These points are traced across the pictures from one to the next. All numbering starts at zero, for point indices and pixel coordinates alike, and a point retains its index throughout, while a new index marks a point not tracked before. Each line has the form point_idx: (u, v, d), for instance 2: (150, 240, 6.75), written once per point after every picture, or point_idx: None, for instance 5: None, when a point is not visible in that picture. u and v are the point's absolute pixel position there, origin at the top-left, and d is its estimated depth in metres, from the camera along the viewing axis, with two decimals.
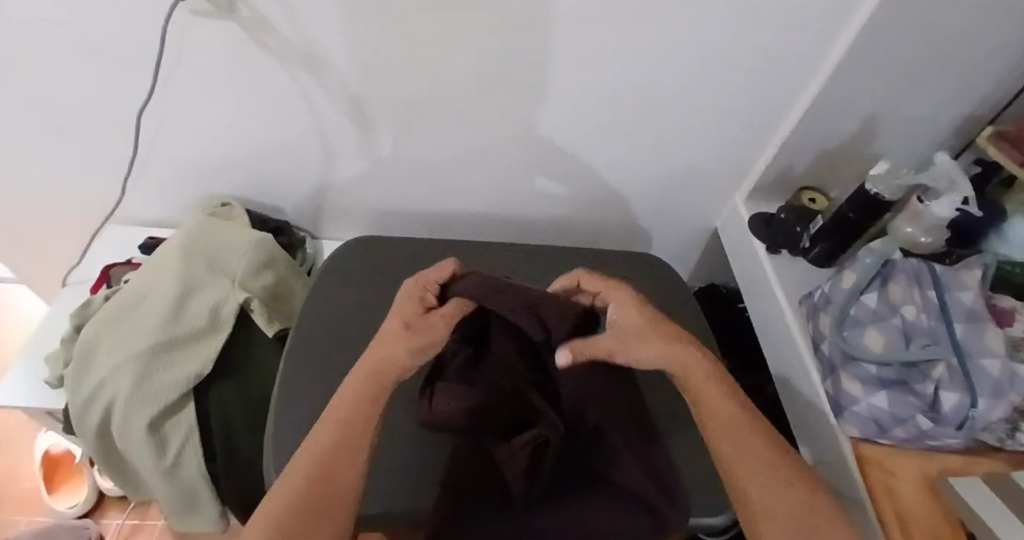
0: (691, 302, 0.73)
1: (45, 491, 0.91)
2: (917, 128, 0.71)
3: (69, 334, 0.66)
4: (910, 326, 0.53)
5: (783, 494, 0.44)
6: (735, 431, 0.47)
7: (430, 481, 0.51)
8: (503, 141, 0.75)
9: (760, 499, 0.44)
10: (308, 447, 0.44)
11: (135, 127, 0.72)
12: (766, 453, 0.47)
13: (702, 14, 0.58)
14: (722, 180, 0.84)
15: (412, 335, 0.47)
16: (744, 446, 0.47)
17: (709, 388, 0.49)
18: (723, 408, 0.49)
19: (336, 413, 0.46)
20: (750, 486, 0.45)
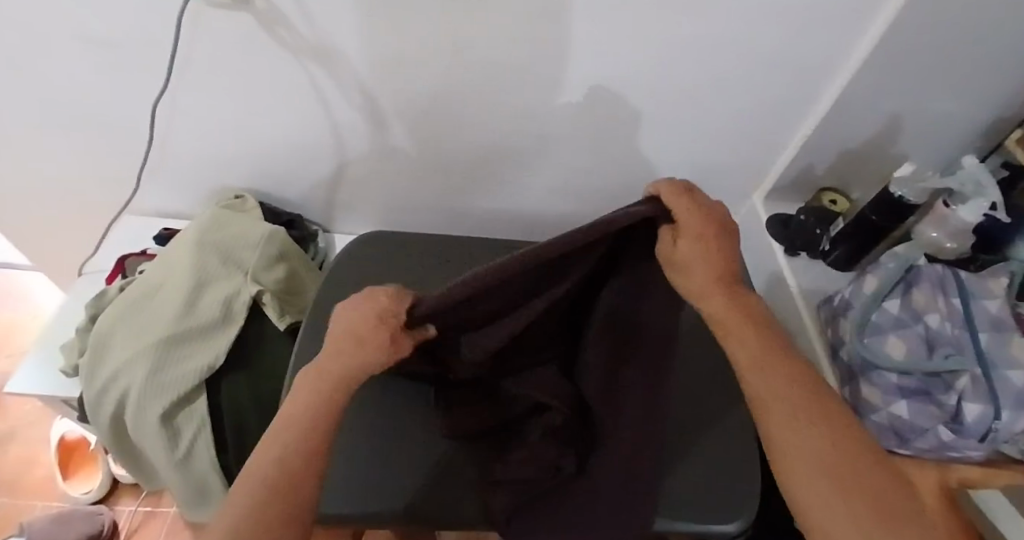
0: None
1: (61, 477, 0.93)
2: (942, 128, 0.69)
3: (86, 324, 0.66)
4: (933, 335, 0.52)
5: (811, 442, 0.38)
6: (774, 380, 0.42)
7: (471, 480, 0.52)
8: (516, 137, 0.75)
9: (793, 448, 0.38)
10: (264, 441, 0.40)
11: (150, 119, 0.72)
12: (804, 398, 0.41)
13: (723, 9, 0.57)
14: (739, 180, 0.82)
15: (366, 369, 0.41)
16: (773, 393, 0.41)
17: (738, 323, 0.44)
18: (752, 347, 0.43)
19: (292, 412, 0.41)
20: (789, 442, 0.39)
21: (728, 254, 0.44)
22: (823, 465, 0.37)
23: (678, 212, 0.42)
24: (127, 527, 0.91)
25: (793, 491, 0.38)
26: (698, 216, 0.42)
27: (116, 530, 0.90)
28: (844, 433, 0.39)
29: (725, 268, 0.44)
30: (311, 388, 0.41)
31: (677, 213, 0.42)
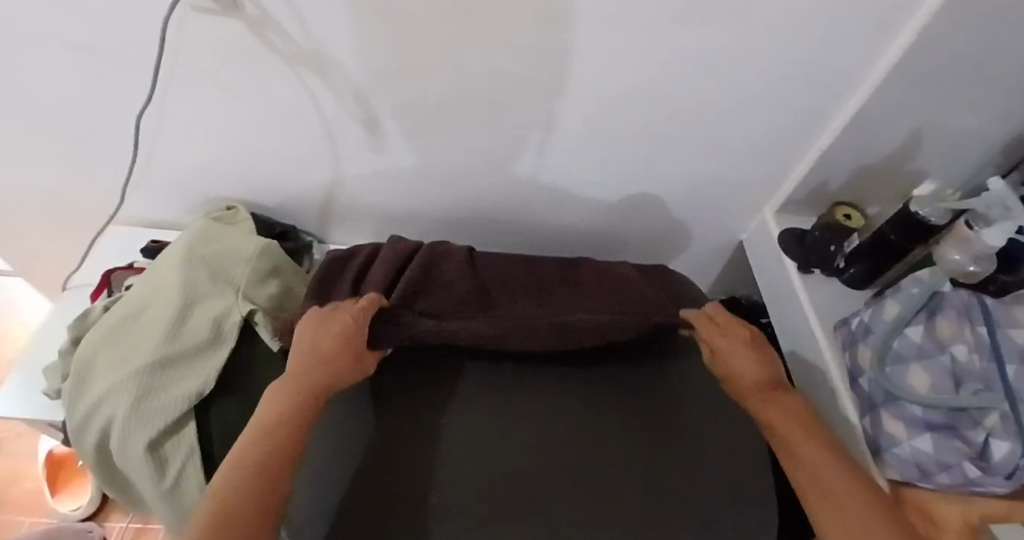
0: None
1: (49, 492, 0.90)
2: (964, 142, 0.67)
3: (68, 346, 0.63)
4: (961, 367, 0.49)
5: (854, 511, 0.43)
6: (816, 460, 0.48)
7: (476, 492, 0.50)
8: (520, 148, 0.72)
9: (829, 520, 0.43)
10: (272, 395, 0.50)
11: (135, 127, 0.69)
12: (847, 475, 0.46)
13: (746, 19, 0.53)
14: (751, 194, 0.80)
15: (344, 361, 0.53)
16: (821, 467, 0.47)
17: (777, 410, 0.53)
18: (789, 431, 0.51)
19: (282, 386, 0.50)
20: (828, 515, 0.43)
21: (772, 385, 0.57)
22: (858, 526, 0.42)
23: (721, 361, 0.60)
24: None
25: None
26: (734, 357, 0.59)
27: None
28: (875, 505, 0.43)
29: (759, 380, 0.57)
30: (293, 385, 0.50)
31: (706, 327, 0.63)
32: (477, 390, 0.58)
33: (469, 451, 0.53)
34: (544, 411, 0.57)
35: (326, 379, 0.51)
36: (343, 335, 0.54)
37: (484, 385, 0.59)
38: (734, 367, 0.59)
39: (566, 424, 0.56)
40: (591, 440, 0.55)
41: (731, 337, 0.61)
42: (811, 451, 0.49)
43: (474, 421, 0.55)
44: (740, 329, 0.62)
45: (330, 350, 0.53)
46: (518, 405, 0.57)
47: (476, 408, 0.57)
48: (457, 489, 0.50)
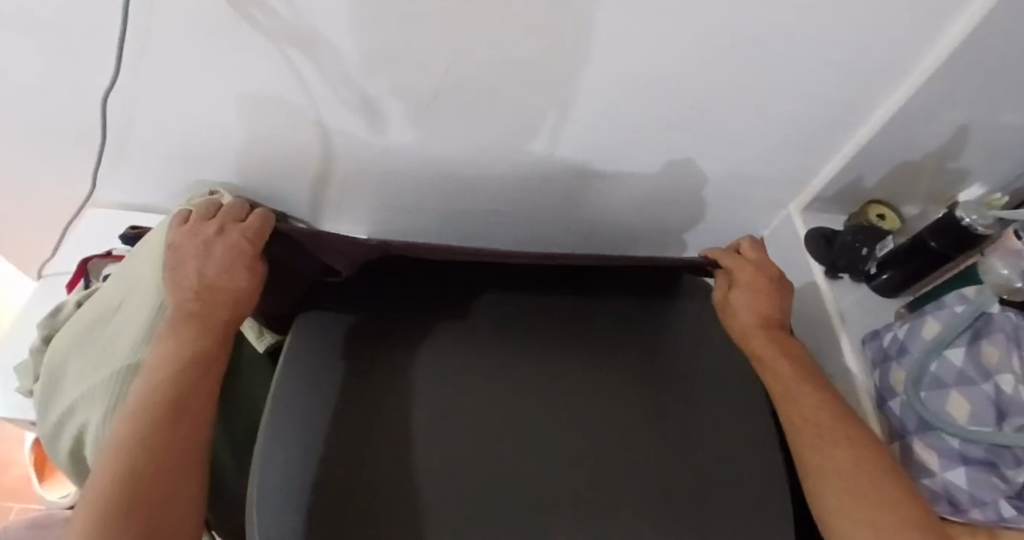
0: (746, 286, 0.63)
1: (37, 481, 0.88)
2: (1012, 142, 0.61)
3: (40, 345, 0.59)
4: (1006, 400, 0.45)
5: (849, 465, 0.45)
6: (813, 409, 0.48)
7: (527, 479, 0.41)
8: (527, 134, 0.66)
9: (824, 474, 0.45)
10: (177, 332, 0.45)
11: (102, 109, 0.62)
12: (841, 425, 0.47)
13: (784, 7, 0.47)
14: (775, 190, 0.74)
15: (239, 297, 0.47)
16: (814, 417, 0.48)
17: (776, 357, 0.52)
18: (798, 386, 0.50)
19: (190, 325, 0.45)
20: (828, 469, 0.45)
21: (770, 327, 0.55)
22: (855, 483, 0.43)
23: (740, 307, 0.55)
24: None
25: (822, 502, 0.44)
26: (748, 295, 0.56)
27: None
28: (867, 460, 0.45)
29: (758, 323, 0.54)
30: (192, 325, 0.45)
31: (730, 264, 0.58)
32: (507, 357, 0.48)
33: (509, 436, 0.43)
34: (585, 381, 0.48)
35: (223, 314, 0.46)
36: (229, 265, 0.47)
37: (526, 357, 0.48)
38: (739, 306, 0.55)
39: (604, 402, 0.47)
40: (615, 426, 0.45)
41: (754, 275, 0.57)
42: (809, 402, 0.49)
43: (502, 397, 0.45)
44: (768, 266, 0.58)
45: (220, 283, 0.47)
46: (544, 390, 0.46)
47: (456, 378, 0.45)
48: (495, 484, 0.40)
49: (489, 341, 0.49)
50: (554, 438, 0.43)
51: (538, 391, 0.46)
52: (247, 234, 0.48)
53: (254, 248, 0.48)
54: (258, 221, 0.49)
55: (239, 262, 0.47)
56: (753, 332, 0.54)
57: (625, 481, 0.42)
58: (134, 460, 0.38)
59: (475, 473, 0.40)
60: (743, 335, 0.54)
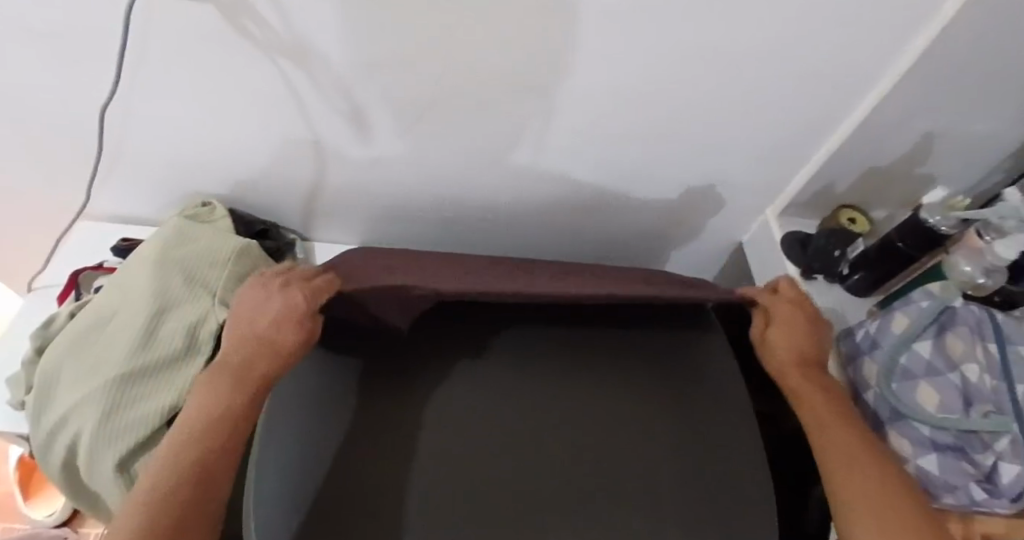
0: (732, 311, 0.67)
1: (20, 497, 0.86)
2: (973, 148, 0.65)
3: (32, 357, 0.59)
4: (971, 388, 0.48)
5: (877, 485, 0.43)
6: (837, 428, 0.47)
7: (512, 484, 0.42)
8: (515, 144, 0.68)
9: (852, 494, 0.43)
10: (213, 380, 0.44)
11: (99, 120, 0.63)
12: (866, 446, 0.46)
13: (785, 7, 0.48)
14: (754, 196, 0.77)
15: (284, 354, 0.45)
16: (839, 437, 0.47)
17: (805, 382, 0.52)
18: (825, 407, 0.49)
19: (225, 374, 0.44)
20: (857, 489, 0.43)
21: (807, 360, 0.54)
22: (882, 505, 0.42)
23: (780, 342, 0.54)
24: None
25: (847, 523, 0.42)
26: (787, 332, 0.55)
27: None
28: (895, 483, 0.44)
29: (795, 356, 0.53)
30: (231, 376, 0.44)
31: (768, 301, 0.57)
32: (502, 371, 0.50)
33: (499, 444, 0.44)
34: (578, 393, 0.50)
35: (264, 369, 0.45)
36: (286, 317, 0.45)
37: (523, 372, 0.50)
38: (777, 341, 0.54)
39: (598, 414, 0.49)
40: (611, 438, 0.47)
41: (793, 311, 0.56)
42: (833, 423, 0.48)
43: (497, 410, 0.47)
44: (805, 304, 0.57)
45: (270, 337, 0.45)
46: (537, 402, 0.48)
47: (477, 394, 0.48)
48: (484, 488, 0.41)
49: (486, 361, 0.51)
50: (540, 446, 0.45)
51: (533, 403, 0.48)
52: (311, 289, 0.47)
53: (314, 307, 0.46)
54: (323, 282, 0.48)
55: (293, 319, 0.45)
56: (789, 364, 0.53)
57: (608, 484, 0.44)
58: (170, 493, 0.38)
59: (465, 479, 0.42)
60: (781, 370, 0.54)
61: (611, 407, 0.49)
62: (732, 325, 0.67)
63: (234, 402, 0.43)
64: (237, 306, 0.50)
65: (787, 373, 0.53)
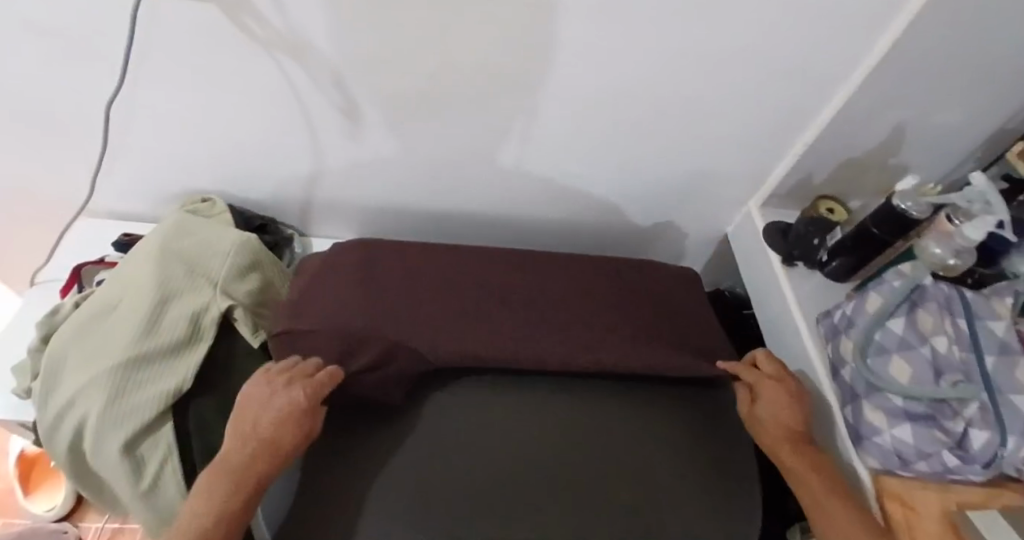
0: (703, 316, 0.72)
1: (20, 493, 0.87)
2: (943, 138, 0.68)
3: (38, 344, 0.60)
4: (941, 359, 0.50)
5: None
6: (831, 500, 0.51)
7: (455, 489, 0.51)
8: (506, 137, 0.70)
9: None
10: (215, 470, 0.47)
11: (104, 116, 0.66)
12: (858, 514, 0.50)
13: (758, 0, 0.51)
14: (738, 188, 0.80)
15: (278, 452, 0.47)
16: (834, 511, 0.50)
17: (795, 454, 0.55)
18: (817, 479, 0.53)
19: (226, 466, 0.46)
20: None
21: (798, 434, 0.57)
22: None
23: (767, 418, 0.58)
24: None
25: None
26: (774, 409, 0.58)
27: None
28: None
29: (787, 431, 0.56)
30: (226, 473, 0.46)
31: (752, 378, 0.61)
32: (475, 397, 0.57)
33: (457, 461, 0.52)
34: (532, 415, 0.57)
35: (263, 468, 0.47)
36: (285, 421, 0.48)
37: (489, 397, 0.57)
38: (765, 417, 0.58)
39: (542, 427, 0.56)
40: (558, 454, 0.54)
41: (781, 389, 0.59)
42: (826, 494, 0.51)
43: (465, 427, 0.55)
44: (788, 379, 0.60)
45: (271, 435, 0.47)
46: (495, 421, 0.56)
47: (464, 416, 0.56)
48: (434, 495, 0.50)
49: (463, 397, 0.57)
50: (485, 459, 0.53)
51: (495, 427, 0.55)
52: (310, 385, 0.50)
53: (314, 402, 0.50)
54: (326, 375, 0.52)
55: (291, 418, 0.48)
56: (779, 439, 0.56)
57: (534, 489, 0.52)
58: None
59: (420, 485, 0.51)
60: (773, 445, 0.57)
61: (556, 426, 0.56)
62: (715, 327, 0.71)
63: (232, 496, 0.46)
64: (242, 397, 0.51)
65: (778, 449, 0.56)
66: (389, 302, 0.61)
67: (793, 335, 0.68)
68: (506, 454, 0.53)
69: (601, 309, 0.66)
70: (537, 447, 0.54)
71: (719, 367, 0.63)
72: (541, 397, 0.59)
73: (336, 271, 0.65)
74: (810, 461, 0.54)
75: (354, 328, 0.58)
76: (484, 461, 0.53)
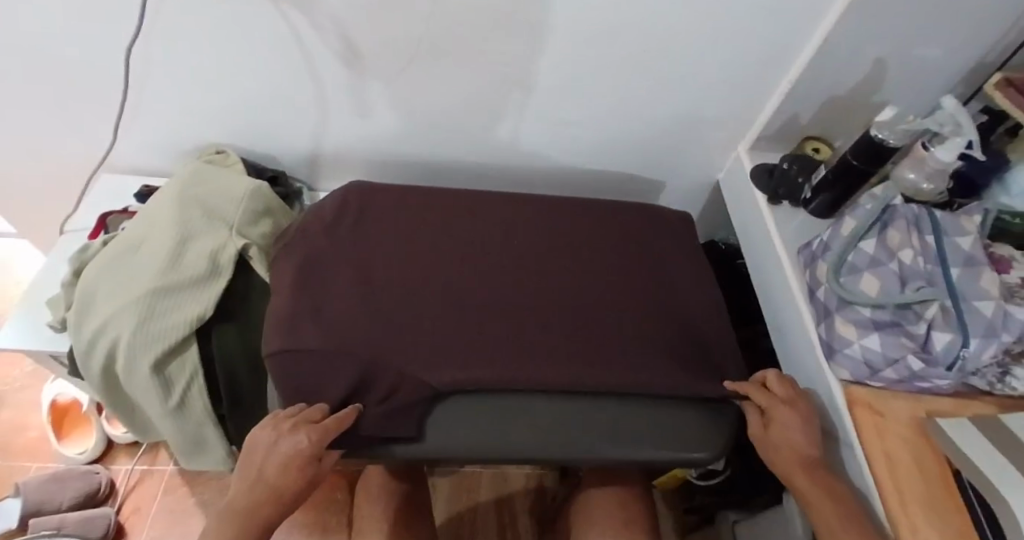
0: (697, 264, 0.75)
1: (54, 438, 0.94)
2: (923, 74, 0.70)
3: (70, 279, 0.66)
4: (907, 270, 0.53)
5: None
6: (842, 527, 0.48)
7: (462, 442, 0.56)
8: (502, 85, 0.73)
9: None
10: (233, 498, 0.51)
11: (123, 71, 0.70)
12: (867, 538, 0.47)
13: None
14: (727, 131, 0.83)
15: (285, 491, 0.51)
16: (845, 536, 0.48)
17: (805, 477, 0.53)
18: (828, 507, 0.50)
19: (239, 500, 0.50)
20: None
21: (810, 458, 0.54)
22: None
23: (779, 441, 0.56)
24: (126, 484, 0.94)
25: None
26: (784, 433, 0.56)
27: (114, 486, 0.93)
28: None
29: (799, 456, 0.54)
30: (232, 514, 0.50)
31: (762, 398, 0.59)
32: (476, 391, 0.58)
33: (463, 428, 0.56)
34: (531, 402, 0.58)
35: (271, 505, 0.50)
36: (291, 465, 0.50)
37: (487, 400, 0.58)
38: (776, 439, 0.56)
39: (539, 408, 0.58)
40: (557, 420, 0.58)
41: (792, 411, 0.57)
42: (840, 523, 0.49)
43: (469, 411, 0.57)
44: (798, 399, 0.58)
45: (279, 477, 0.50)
46: (498, 400, 0.58)
47: (465, 404, 0.57)
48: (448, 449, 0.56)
49: (458, 402, 0.57)
50: (489, 423, 0.56)
51: (494, 401, 0.58)
52: (318, 428, 0.51)
53: (319, 447, 0.50)
54: (337, 418, 0.52)
55: (297, 460, 0.50)
56: (791, 462, 0.54)
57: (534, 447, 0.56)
58: None
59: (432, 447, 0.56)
60: (785, 469, 0.55)
61: (555, 410, 0.58)
62: (703, 265, 0.75)
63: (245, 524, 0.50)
64: (252, 437, 0.53)
65: (789, 473, 0.54)
66: (390, 320, 0.59)
67: (776, 270, 0.71)
68: (508, 423, 0.57)
69: (604, 308, 0.66)
70: (538, 418, 0.58)
71: (733, 387, 0.61)
72: (542, 407, 0.58)
73: (334, 273, 0.63)
74: (823, 488, 0.52)
75: (355, 349, 0.56)
76: (487, 423, 0.56)
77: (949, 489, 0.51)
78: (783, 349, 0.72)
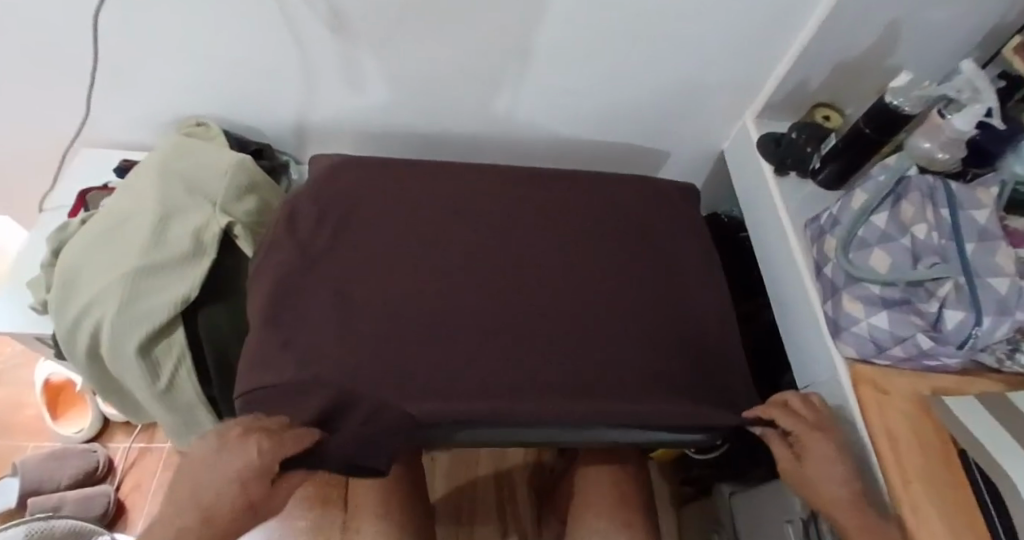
0: (698, 238, 0.72)
1: (50, 416, 0.93)
2: (941, 36, 0.66)
3: (49, 259, 0.64)
4: (919, 246, 0.51)
5: None
6: None
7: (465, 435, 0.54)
8: (497, 52, 0.69)
9: None
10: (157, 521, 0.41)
11: (92, 39, 0.65)
12: None
13: None
14: (732, 98, 0.79)
15: (223, 520, 0.41)
16: None
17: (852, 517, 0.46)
18: None
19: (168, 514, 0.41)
20: None
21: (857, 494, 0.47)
22: None
23: (815, 471, 0.50)
24: (124, 462, 0.94)
25: None
26: (820, 462, 0.50)
27: (112, 464, 0.93)
28: None
29: (846, 493, 0.47)
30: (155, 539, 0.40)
31: (789, 425, 0.54)
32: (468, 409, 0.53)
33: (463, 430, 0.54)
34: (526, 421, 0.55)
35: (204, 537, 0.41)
36: (237, 482, 0.42)
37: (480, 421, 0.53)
38: (814, 474, 0.50)
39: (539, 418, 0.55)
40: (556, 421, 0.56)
41: (824, 437, 0.51)
42: None
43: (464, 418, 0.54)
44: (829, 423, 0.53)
45: (217, 496, 0.41)
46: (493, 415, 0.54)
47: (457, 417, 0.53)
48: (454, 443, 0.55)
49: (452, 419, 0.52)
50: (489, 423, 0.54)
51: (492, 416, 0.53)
52: (277, 441, 0.44)
53: (269, 461, 0.43)
54: (297, 434, 0.46)
55: (243, 475, 0.42)
56: (835, 499, 0.48)
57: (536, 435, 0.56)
58: None
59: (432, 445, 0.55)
60: (829, 507, 0.48)
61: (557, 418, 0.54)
62: (705, 240, 0.73)
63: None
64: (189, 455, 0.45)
65: (835, 512, 0.47)
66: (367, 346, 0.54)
67: (782, 243, 0.69)
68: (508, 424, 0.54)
69: (604, 307, 0.62)
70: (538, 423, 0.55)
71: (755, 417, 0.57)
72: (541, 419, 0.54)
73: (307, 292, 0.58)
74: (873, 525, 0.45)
75: (329, 379, 0.52)
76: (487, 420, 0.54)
77: (955, 467, 0.49)
78: (786, 327, 0.70)
